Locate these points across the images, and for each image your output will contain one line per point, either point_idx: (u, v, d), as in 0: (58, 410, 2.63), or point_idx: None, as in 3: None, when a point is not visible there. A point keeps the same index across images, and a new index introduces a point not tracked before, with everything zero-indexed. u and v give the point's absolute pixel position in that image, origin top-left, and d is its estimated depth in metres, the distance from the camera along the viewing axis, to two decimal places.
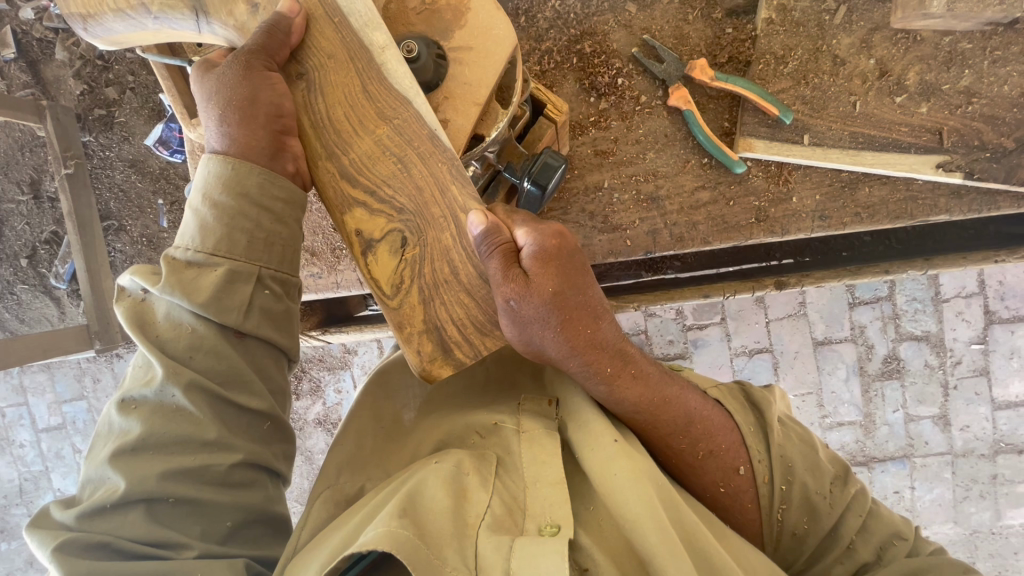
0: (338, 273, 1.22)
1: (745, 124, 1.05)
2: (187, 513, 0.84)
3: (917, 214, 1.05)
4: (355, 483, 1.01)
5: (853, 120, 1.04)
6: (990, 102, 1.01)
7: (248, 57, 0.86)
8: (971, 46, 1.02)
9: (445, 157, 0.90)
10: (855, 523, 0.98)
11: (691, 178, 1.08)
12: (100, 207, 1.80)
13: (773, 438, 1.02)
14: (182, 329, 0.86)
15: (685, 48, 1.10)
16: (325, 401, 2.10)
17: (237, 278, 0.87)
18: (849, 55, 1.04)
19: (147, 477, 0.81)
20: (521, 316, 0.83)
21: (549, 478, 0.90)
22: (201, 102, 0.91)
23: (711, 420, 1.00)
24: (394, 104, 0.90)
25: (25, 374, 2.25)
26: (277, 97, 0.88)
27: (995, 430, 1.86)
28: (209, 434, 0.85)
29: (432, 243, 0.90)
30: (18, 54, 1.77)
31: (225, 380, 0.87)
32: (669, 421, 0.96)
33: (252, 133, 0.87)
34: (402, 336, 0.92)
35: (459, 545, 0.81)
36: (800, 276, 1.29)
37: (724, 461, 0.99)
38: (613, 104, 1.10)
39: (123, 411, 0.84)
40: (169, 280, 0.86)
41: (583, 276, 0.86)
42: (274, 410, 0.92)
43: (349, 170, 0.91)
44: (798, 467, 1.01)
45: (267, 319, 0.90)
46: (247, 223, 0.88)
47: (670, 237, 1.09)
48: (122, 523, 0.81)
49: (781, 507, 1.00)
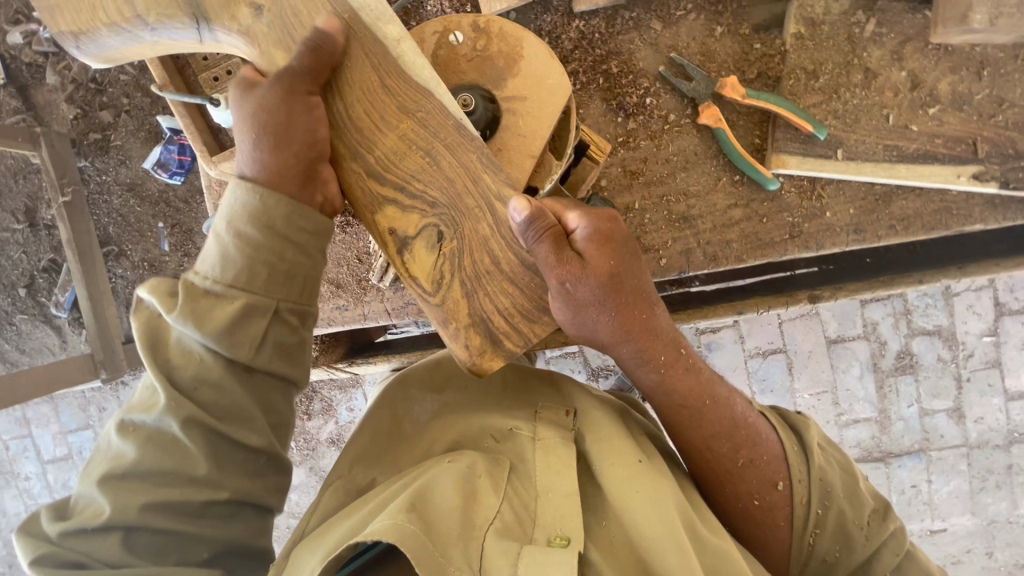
0: (365, 305, 1.19)
1: (777, 140, 1.04)
2: (163, 543, 0.80)
3: (952, 225, 1.04)
4: (368, 474, 1.00)
5: (886, 133, 1.03)
6: (1021, 111, 1.01)
7: (290, 80, 0.84)
8: (1003, 55, 1.02)
9: (473, 146, 0.87)
10: (893, 563, 0.94)
11: (723, 196, 1.07)
12: (98, 232, 1.76)
13: (815, 461, 0.98)
14: (190, 358, 0.82)
15: (713, 65, 1.08)
16: (336, 420, 2.08)
17: (252, 312, 0.83)
18: (880, 67, 1.03)
19: (132, 505, 0.78)
20: (576, 298, 0.81)
21: (562, 489, 0.90)
22: (235, 124, 0.87)
23: (749, 416, 0.97)
24: (415, 97, 0.87)
25: (27, 406, 2.20)
26: (314, 124, 0.85)
27: (1008, 421, 1.87)
28: (198, 471, 0.81)
29: (469, 235, 0.87)
30: (7, 80, 1.72)
31: (224, 417, 0.83)
32: (714, 418, 0.93)
33: (283, 157, 0.84)
34: (447, 332, 0.89)
35: (464, 545, 0.81)
36: (834, 289, 1.27)
37: (762, 472, 0.95)
38: (641, 124, 1.08)
39: (121, 433, 0.81)
40: (182, 310, 0.82)
41: (634, 258, 0.85)
42: (273, 447, 0.87)
43: (377, 168, 0.88)
44: (837, 490, 0.97)
45: (280, 353, 0.86)
46: (269, 256, 0.84)
47: (704, 256, 1.07)
48: (99, 545, 0.77)
49: (813, 531, 0.96)
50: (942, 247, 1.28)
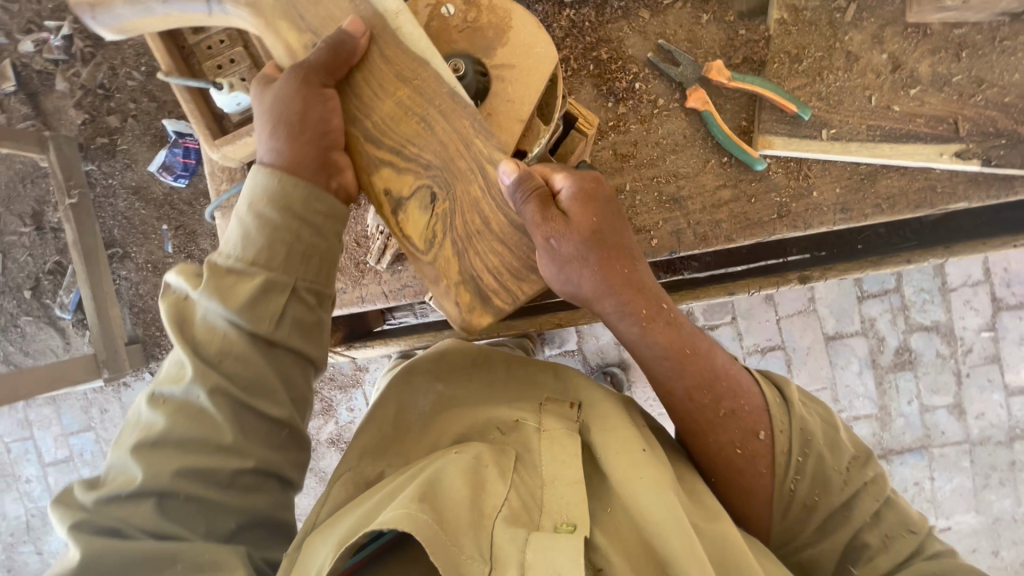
0: (362, 288, 1.20)
1: (763, 121, 1.06)
2: (194, 509, 0.80)
3: (937, 203, 1.06)
4: (376, 468, 1.00)
5: (869, 114, 1.05)
6: (1001, 91, 1.03)
7: (306, 73, 0.86)
8: (980, 38, 1.04)
9: (467, 112, 0.88)
10: (871, 506, 0.95)
11: (712, 177, 1.08)
12: (104, 235, 1.81)
13: (794, 408, 0.98)
14: (215, 333, 0.84)
15: (699, 51, 1.10)
16: (337, 420, 2.09)
17: (273, 289, 0.85)
18: (862, 50, 1.05)
19: (165, 471, 0.78)
20: (561, 254, 0.85)
21: (568, 478, 0.90)
22: (256, 118, 0.90)
23: (728, 362, 0.98)
24: (412, 65, 0.89)
25: (30, 408, 2.22)
26: (327, 113, 0.88)
27: (1010, 416, 1.87)
28: (226, 438, 0.81)
29: (461, 195, 0.89)
30: (18, 87, 1.76)
31: (249, 388, 0.84)
32: (699, 368, 0.94)
33: (299, 145, 0.87)
34: (439, 289, 0.92)
35: (476, 533, 0.81)
36: (824, 270, 1.27)
37: (743, 423, 0.96)
38: (631, 109, 1.10)
39: (151, 404, 0.82)
40: (208, 286, 0.84)
41: (616, 215, 0.89)
42: (294, 420, 0.89)
43: (374, 133, 0.91)
44: (815, 439, 0.97)
45: (299, 330, 0.88)
46: (288, 237, 0.86)
47: (694, 236, 1.08)
48: (131, 513, 0.76)
49: (794, 476, 0.96)
50: (933, 231, 1.28)
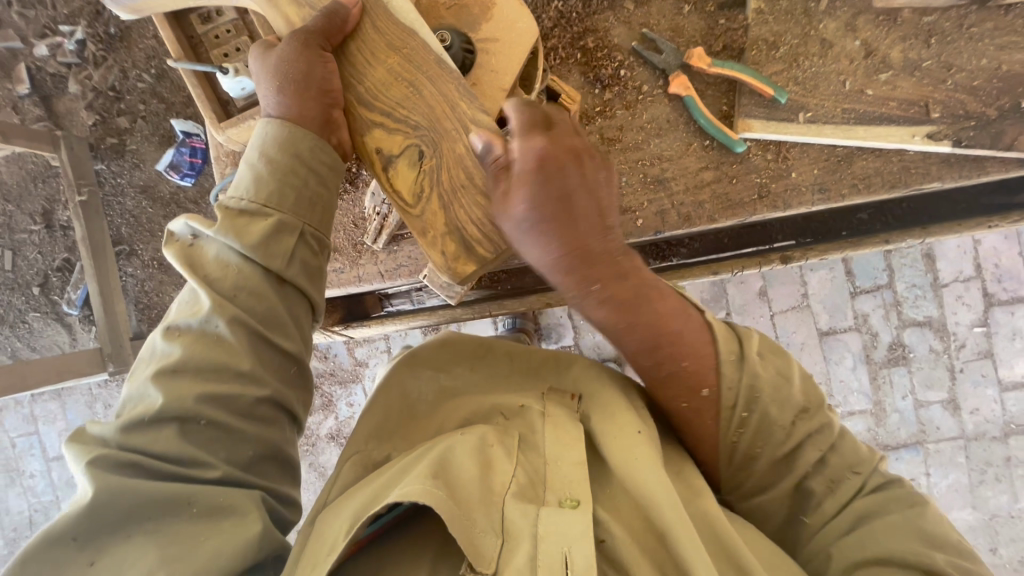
0: (360, 267, 1.24)
1: (743, 105, 1.08)
2: (213, 437, 0.80)
3: (911, 182, 1.09)
4: (382, 451, 1.01)
5: (844, 97, 1.07)
6: (972, 74, 1.05)
7: (305, 37, 0.90)
8: (950, 24, 1.06)
9: (453, 77, 0.93)
10: (814, 455, 0.89)
11: (695, 160, 1.12)
12: (112, 232, 1.85)
13: (747, 362, 0.90)
14: (229, 269, 0.86)
15: (681, 39, 1.14)
16: (336, 415, 2.12)
17: (283, 229, 0.88)
18: (836, 37, 1.08)
19: (185, 397, 0.78)
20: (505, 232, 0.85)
21: (573, 458, 0.89)
22: (258, 80, 0.94)
23: (675, 312, 0.88)
24: (402, 35, 0.94)
25: (35, 403, 2.25)
26: (328, 74, 0.92)
27: (1004, 411, 1.88)
28: (243, 365, 0.82)
29: (447, 153, 0.93)
30: (31, 89, 1.78)
31: (264, 320, 0.86)
32: (650, 328, 0.86)
33: (304, 105, 0.91)
34: (425, 240, 0.94)
35: (486, 508, 0.81)
36: (804, 250, 1.29)
37: (687, 379, 0.88)
38: (617, 95, 1.14)
39: (166, 337, 0.82)
40: (222, 225, 0.86)
41: (564, 188, 0.79)
42: (303, 355, 0.91)
43: (366, 97, 0.95)
44: (763, 396, 0.89)
45: (306, 272, 0.91)
46: (297, 182, 0.90)
47: (678, 216, 1.13)
48: (152, 440, 0.77)
49: (738, 430, 0.90)
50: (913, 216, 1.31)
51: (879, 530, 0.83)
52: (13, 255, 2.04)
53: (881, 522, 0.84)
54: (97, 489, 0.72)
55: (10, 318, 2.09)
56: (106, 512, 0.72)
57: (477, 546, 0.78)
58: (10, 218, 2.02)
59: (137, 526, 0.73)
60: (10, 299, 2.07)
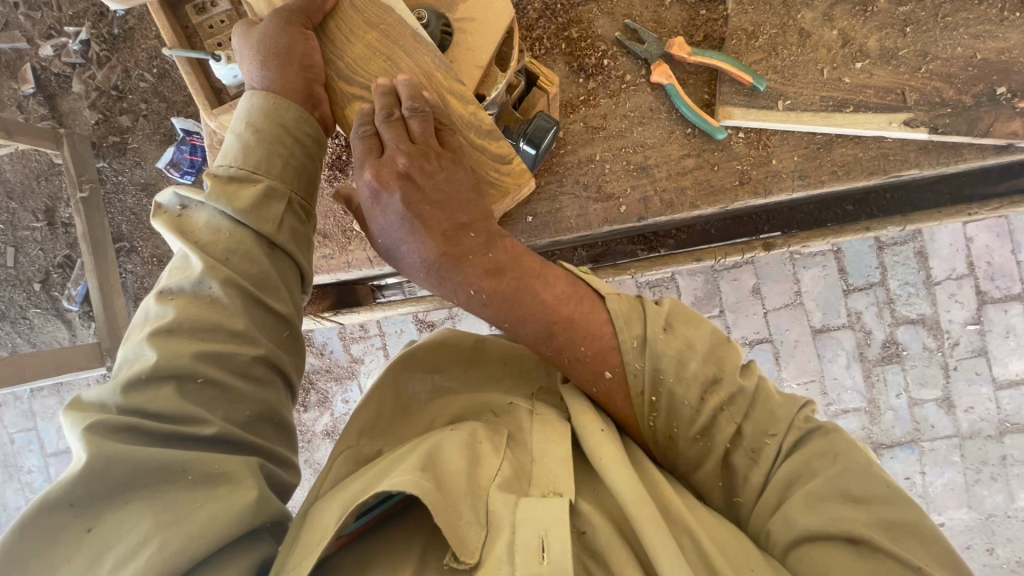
0: (349, 254, 1.27)
1: (723, 94, 1.11)
2: (211, 395, 0.81)
3: (890, 170, 1.10)
4: (374, 447, 0.96)
5: (822, 85, 1.09)
6: (945, 64, 1.07)
7: (287, 14, 0.94)
8: (925, 14, 1.08)
9: (428, 52, 0.97)
10: (728, 428, 0.90)
11: (677, 147, 1.14)
12: (113, 229, 1.86)
13: (650, 344, 0.92)
14: (220, 233, 0.89)
15: (663, 30, 1.16)
16: (332, 412, 2.12)
17: (272, 196, 0.93)
18: (814, 28, 1.10)
19: (183, 354, 0.80)
20: (392, 252, 1.01)
21: (559, 454, 0.89)
22: (243, 56, 0.98)
23: (565, 294, 0.97)
24: (379, 12, 0.98)
25: (35, 399, 2.27)
26: (309, 50, 0.95)
27: (999, 410, 1.87)
28: (238, 325, 0.85)
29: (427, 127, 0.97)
30: (36, 89, 1.82)
31: (257, 283, 0.89)
32: (538, 317, 0.96)
33: (287, 77, 0.94)
34: None
35: (472, 501, 0.81)
36: (787, 237, 1.31)
37: (591, 363, 0.95)
38: (601, 84, 1.16)
39: (160, 300, 0.85)
40: (213, 191, 0.90)
41: (414, 194, 0.95)
42: (294, 318, 0.94)
43: (347, 73, 0.99)
44: (668, 376, 0.92)
45: (295, 240, 0.96)
46: (284, 151, 0.95)
47: (661, 203, 1.14)
48: (153, 398, 0.78)
49: (652, 415, 0.94)
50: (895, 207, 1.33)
51: (803, 501, 0.81)
52: (15, 251, 2.06)
53: (804, 488, 0.83)
54: (91, 454, 0.71)
55: (11, 314, 2.11)
56: (102, 477, 0.71)
57: (461, 537, 0.78)
58: (13, 215, 2.04)
59: (133, 492, 0.72)
60: (12, 295, 2.10)
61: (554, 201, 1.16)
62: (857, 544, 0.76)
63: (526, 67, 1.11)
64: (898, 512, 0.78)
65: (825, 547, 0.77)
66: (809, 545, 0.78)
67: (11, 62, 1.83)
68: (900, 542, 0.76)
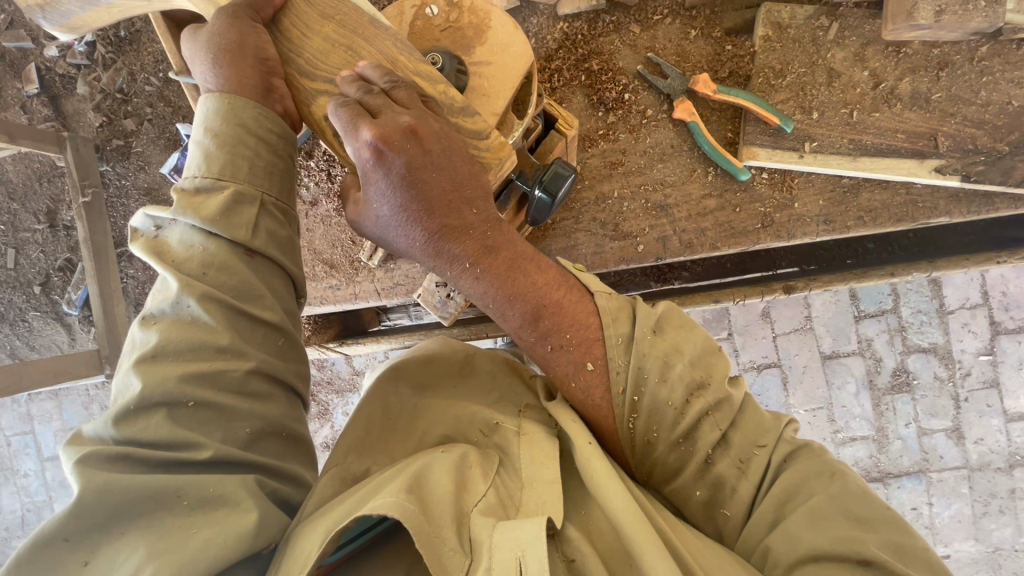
0: (356, 285, 1.27)
1: (748, 133, 1.07)
2: (204, 417, 0.79)
3: (918, 217, 1.07)
4: (362, 464, 0.92)
5: (851, 128, 1.06)
6: (980, 109, 1.04)
7: (233, 9, 0.90)
8: (960, 57, 1.04)
9: (388, 36, 0.93)
10: (712, 437, 0.88)
11: (698, 187, 1.11)
12: (115, 234, 1.80)
13: (636, 341, 0.91)
14: (194, 249, 0.86)
15: (687, 64, 1.12)
16: (332, 424, 2.11)
17: (242, 200, 0.88)
18: (843, 67, 1.07)
19: (168, 378, 0.78)
20: (391, 223, 0.92)
21: (545, 477, 0.86)
22: (195, 60, 0.94)
23: (555, 281, 0.96)
24: (335, 3, 0.94)
25: (32, 403, 2.25)
26: (262, 42, 0.91)
27: (1009, 443, 1.84)
28: (222, 340, 0.82)
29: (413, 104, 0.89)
30: (40, 89, 1.77)
31: (239, 295, 0.85)
32: (528, 297, 0.94)
33: (241, 71, 0.89)
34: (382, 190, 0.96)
35: (458, 528, 0.78)
36: (808, 280, 1.28)
37: (572, 353, 0.94)
38: (621, 119, 1.13)
39: (144, 326, 0.83)
40: (181, 205, 0.86)
41: (426, 156, 0.86)
42: (286, 325, 0.90)
43: (306, 68, 0.94)
44: (651, 377, 0.90)
45: (276, 243, 0.91)
46: (247, 151, 0.89)
47: (679, 243, 1.12)
48: (145, 427, 0.76)
49: (631, 416, 0.91)
50: (917, 245, 1.29)
51: (805, 518, 0.78)
52: (15, 253, 2.02)
53: (804, 504, 0.80)
54: (83, 485, 0.69)
55: (10, 317, 2.09)
56: (97, 508, 0.69)
57: (443, 564, 0.74)
58: (14, 216, 1.99)
59: (125, 524, 0.70)
60: (10, 298, 2.07)
61: (570, 238, 1.14)
62: (868, 566, 0.72)
63: (544, 108, 1.05)
64: (904, 537, 0.75)
65: (829, 567, 0.73)
66: (813, 566, 0.74)
67: (15, 61, 1.79)
68: (908, 564, 0.73)
